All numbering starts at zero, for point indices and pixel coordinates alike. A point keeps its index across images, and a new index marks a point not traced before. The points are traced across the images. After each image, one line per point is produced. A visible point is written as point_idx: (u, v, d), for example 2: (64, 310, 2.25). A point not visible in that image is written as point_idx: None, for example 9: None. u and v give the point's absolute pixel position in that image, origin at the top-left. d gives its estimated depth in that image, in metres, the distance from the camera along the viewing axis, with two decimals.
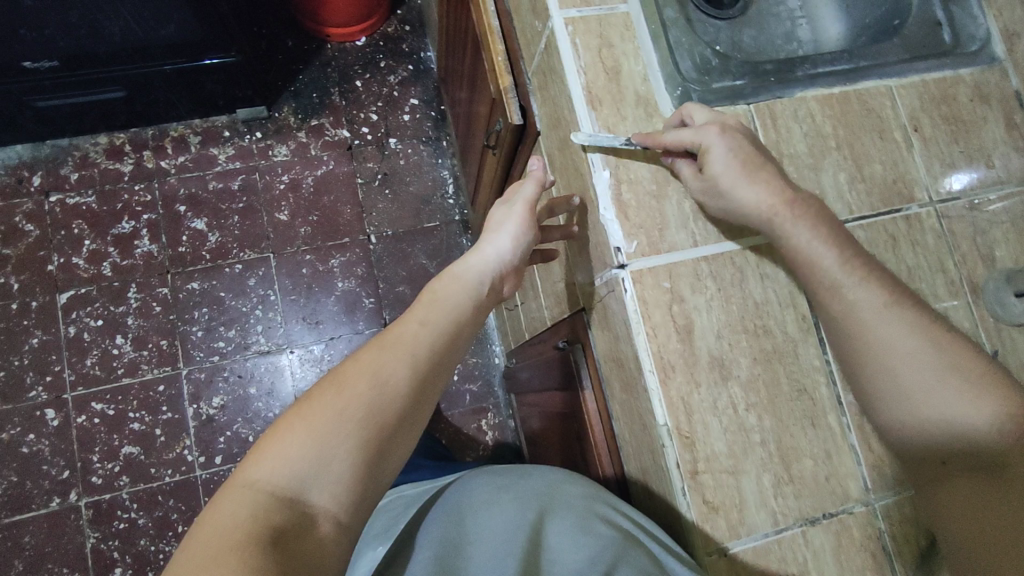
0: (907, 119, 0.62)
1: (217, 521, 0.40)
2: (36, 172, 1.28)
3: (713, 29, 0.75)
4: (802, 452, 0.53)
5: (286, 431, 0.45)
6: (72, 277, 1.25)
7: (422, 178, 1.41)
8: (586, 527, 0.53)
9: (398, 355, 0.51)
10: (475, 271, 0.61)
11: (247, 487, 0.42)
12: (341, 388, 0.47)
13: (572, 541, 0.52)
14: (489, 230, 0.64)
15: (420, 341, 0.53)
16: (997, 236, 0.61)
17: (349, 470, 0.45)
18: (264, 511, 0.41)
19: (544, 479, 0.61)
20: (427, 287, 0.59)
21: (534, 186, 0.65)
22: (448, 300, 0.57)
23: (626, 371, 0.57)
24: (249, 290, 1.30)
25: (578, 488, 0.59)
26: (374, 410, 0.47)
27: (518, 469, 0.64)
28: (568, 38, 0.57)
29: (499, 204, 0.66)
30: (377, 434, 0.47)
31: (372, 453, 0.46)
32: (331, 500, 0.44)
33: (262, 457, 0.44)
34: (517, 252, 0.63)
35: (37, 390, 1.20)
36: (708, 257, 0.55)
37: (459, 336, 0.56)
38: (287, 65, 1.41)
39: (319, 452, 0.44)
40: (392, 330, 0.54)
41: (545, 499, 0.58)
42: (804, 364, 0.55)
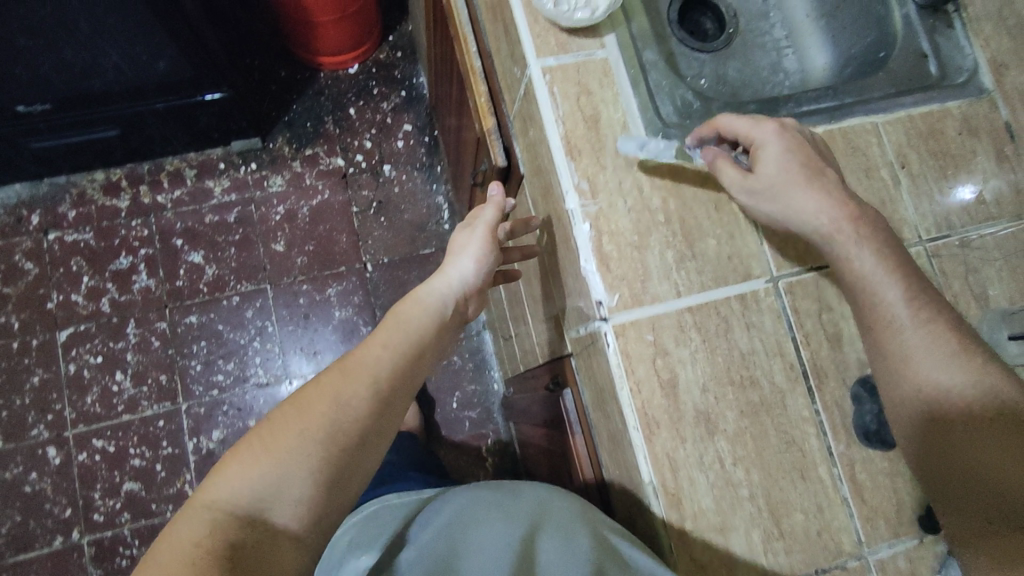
0: (895, 156, 0.61)
1: (174, 544, 0.41)
2: (34, 210, 1.29)
3: (697, 62, 0.75)
4: (792, 506, 0.52)
5: (245, 456, 0.46)
6: (71, 314, 1.26)
7: (417, 205, 1.41)
8: (577, 545, 0.51)
9: (359, 378, 0.51)
10: (438, 292, 0.62)
11: (204, 509, 0.44)
12: (299, 413, 0.48)
13: (564, 561, 0.50)
14: (452, 252, 0.65)
15: (385, 358, 0.53)
16: (990, 274, 0.60)
17: (307, 492, 0.46)
18: (219, 531, 0.43)
19: (536, 493, 0.59)
20: (394, 305, 0.60)
21: (494, 210, 0.67)
22: (412, 322, 0.58)
23: (613, 423, 0.57)
24: (246, 322, 1.30)
25: (570, 503, 0.57)
26: (332, 435, 0.47)
27: (507, 484, 0.61)
28: (546, 87, 0.57)
29: (462, 228, 0.67)
30: (339, 454, 0.47)
31: (331, 477, 0.47)
32: (290, 521, 0.45)
33: (222, 478, 0.45)
34: (480, 274, 0.64)
35: (39, 428, 1.21)
36: (691, 307, 0.54)
37: (426, 356, 0.57)
38: (281, 95, 1.42)
39: (277, 477, 0.45)
40: (355, 353, 0.54)
41: (534, 516, 0.55)
42: (793, 414, 0.54)
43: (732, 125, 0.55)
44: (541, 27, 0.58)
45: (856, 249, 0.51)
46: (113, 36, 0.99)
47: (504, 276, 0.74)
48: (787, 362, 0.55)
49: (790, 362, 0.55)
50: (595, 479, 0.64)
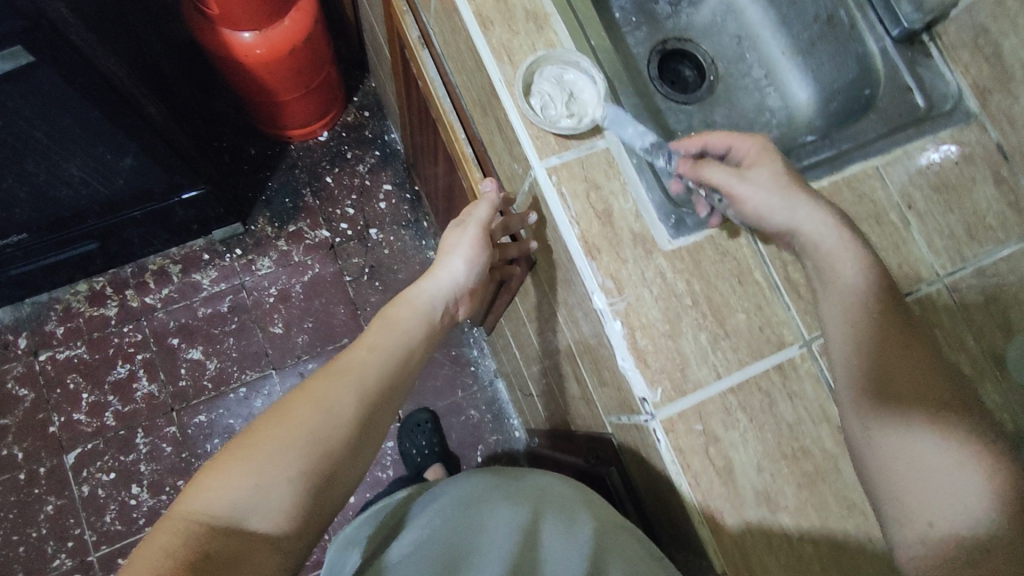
0: (900, 198, 0.62)
1: (152, 551, 0.43)
2: (21, 333, 1.25)
3: (685, 115, 0.77)
4: (862, 570, 0.53)
5: (230, 462, 0.48)
6: (76, 433, 1.22)
7: (410, 263, 1.40)
8: (577, 528, 0.58)
9: (345, 382, 0.55)
10: (427, 294, 0.67)
11: (187, 517, 0.45)
12: (287, 418, 0.51)
13: (562, 541, 0.57)
14: (443, 251, 0.69)
15: (369, 369, 0.58)
16: (1009, 299, 0.61)
17: (289, 498, 0.49)
18: (204, 535, 0.45)
19: (542, 479, 0.66)
20: (383, 309, 0.66)
21: (488, 208, 0.68)
22: (400, 327, 0.63)
23: (672, 512, 0.57)
24: (257, 411, 1.28)
25: (571, 489, 0.64)
26: (318, 440, 0.51)
27: (512, 474, 0.67)
28: (554, 188, 0.57)
29: (455, 225, 0.70)
30: (322, 463, 0.51)
31: (314, 482, 0.50)
32: (273, 527, 0.48)
33: (207, 485, 0.47)
34: (469, 274, 0.69)
35: (60, 557, 1.17)
36: (733, 388, 0.55)
37: (409, 362, 0.62)
38: (254, 175, 1.39)
39: (261, 483, 0.48)
40: (343, 357, 0.59)
41: (536, 500, 0.61)
42: (849, 478, 0.54)
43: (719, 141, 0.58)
44: (539, 127, 0.58)
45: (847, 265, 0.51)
46: (80, 154, 0.97)
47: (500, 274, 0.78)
48: (835, 426, 0.55)
49: (837, 426, 0.55)
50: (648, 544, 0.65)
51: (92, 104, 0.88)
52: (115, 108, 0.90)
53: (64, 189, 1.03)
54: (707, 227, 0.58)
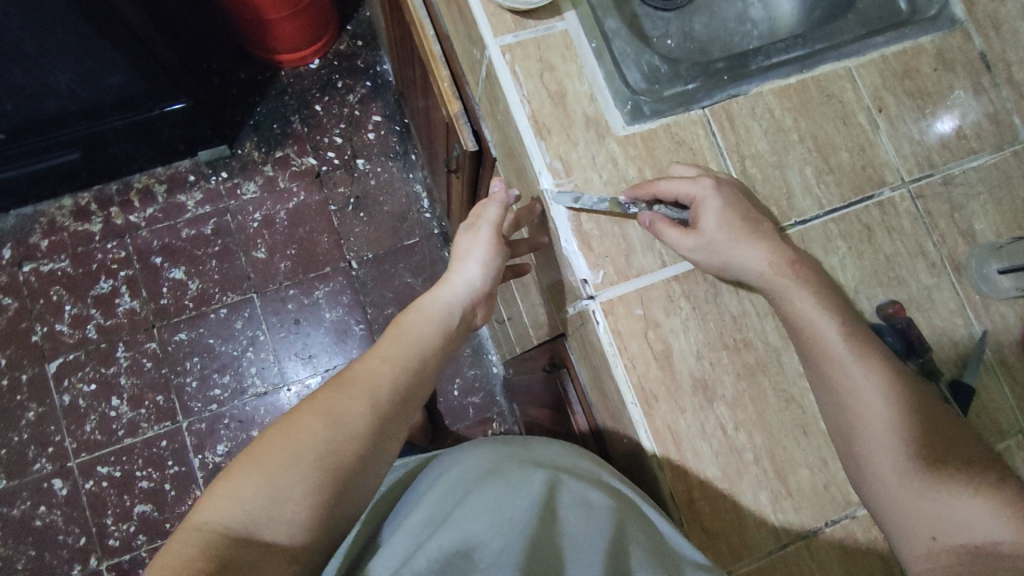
0: (870, 100, 0.60)
1: (164, 560, 0.40)
2: (6, 244, 1.26)
3: (662, 21, 0.73)
4: (797, 463, 0.52)
5: (240, 473, 0.46)
6: (58, 344, 1.24)
7: (396, 195, 1.39)
8: (594, 502, 0.50)
9: (356, 392, 0.52)
10: (443, 301, 0.62)
11: (195, 529, 0.43)
12: (298, 427, 0.49)
13: (582, 517, 0.49)
14: (457, 258, 0.65)
15: (381, 375, 0.54)
16: (976, 209, 0.59)
17: (303, 508, 0.46)
18: (212, 546, 0.42)
19: (552, 450, 0.58)
20: (396, 319, 0.61)
21: (496, 208, 0.64)
22: (413, 334, 0.59)
23: (611, 401, 0.56)
24: (237, 333, 1.29)
25: (584, 459, 0.57)
26: (330, 450, 0.48)
27: (518, 443, 0.60)
28: (507, 66, 0.55)
29: (466, 227, 0.66)
30: (335, 473, 0.48)
31: (329, 493, 0.47)
32: (287, 538, 0.45)
33: (212, 500, 0.45)
34: (487, 278, 0.64)
35: (41, 462, 1.20)
36: (679, 276, 0.54)
37: (425, 369, 0.58)
38: (243, 99, 1.38)
39: (273, 494, 0.45)
40: (354, 366, 0.55)
41: (548, 468, 0.54)
42: (790, 372, 0.54)
43: (670, 189, 0.52)
44: (496, 4, 0.56)
45: (811, 306, 0.50)
46: (66, 68, 0.97)
47: (514, 272, 0.73)
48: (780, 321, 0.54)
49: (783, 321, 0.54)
50: (596, 443, 0.65)
51: (81, 16, 0.88)
52: (104, 20, 0.90)
53: (47, 102, 1.03)
54: (664, 116, 0.57)
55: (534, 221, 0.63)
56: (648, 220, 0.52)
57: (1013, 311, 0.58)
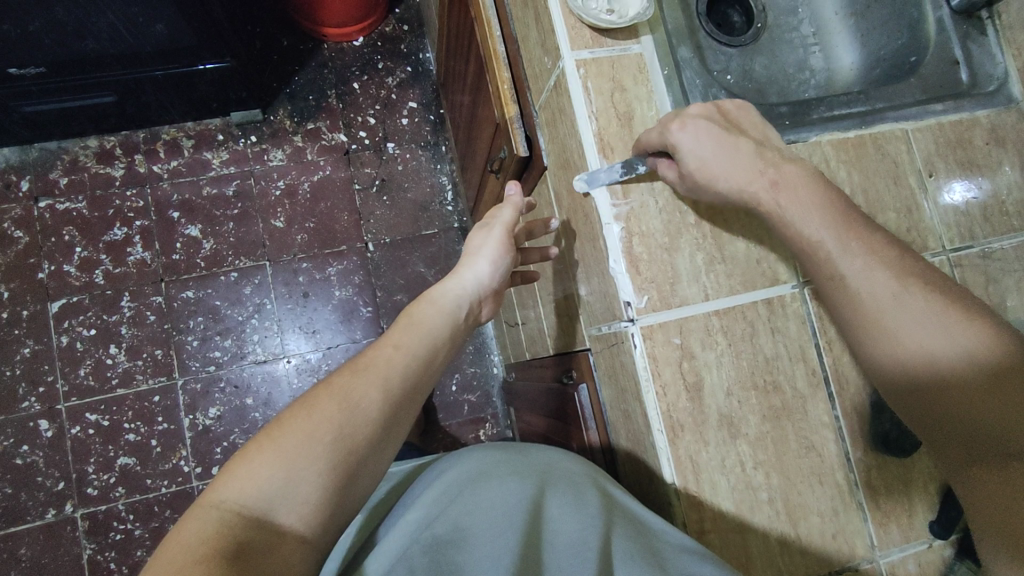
0: (922, 164, 0.61)
1: (182, 540, 0.41)
2: (24, 176, 1.25)
3: (725, 57, 0.73)
4: (810, 509, 0.53)
5: (255, 453, 0.46)
6: (63, 284, 1.23)
7: (421, 184, 1.39)
8: (586, 500, 0.51)
9: (370, 379, 0.52)
10: (452, 294, 0.63)
11: (212, 508, 0.43)
12: (312, 410, 0.49)
13: (574, 516, 0.49)
14: (468, 253, 0.66)
15: (394, 365, 0.55)
16: (1010, 285, 0.61)
17: (316, 491, 0.46)
18: (226, 527, 0.42)
19: (545, 452, 0.58)
20: (406, 310, 0.61)
21: (511, 211, 0.67)
22: (424, 325, 0.59)
23: (634, 423, 0.57)
24: (244, 298, 1.28)
25: (576, 461, 0.57)
26: (344, 434, 0.48)
27: (516, 444, 0.60)
28: (580, 81, 0.56)
29: (479, 226, 0.68)
30: (347, 457, 0.48)
31: (340, 476, 0.48)
32: (298, 520, 0.45)
33: (229, 478, 0.45)
34: (494, 276, 0.66)
35: (30, 400, 1.19)
36: (719, 311, 0.54)
37: (434, 362, 0.58)
38: (282, 67, 1.37)
39: (288, 474, 0.45)
40: (367, 354, 0.55)
41: (544, 472, 0.54)
42: (813, 420, 0.55)
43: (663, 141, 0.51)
44: (577, 17, 0.56)
45: (850, 259, 0.48)
46: (110, 14, 0.96)
47: (521, 278, 0.75)
48: (810, 368, 0.55)
49: (812, 368, 0.55)
50: (606, 462, 0.66)
51: None
52: None
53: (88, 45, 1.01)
54: None
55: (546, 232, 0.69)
56: (653, 163, 0.53)
57: None
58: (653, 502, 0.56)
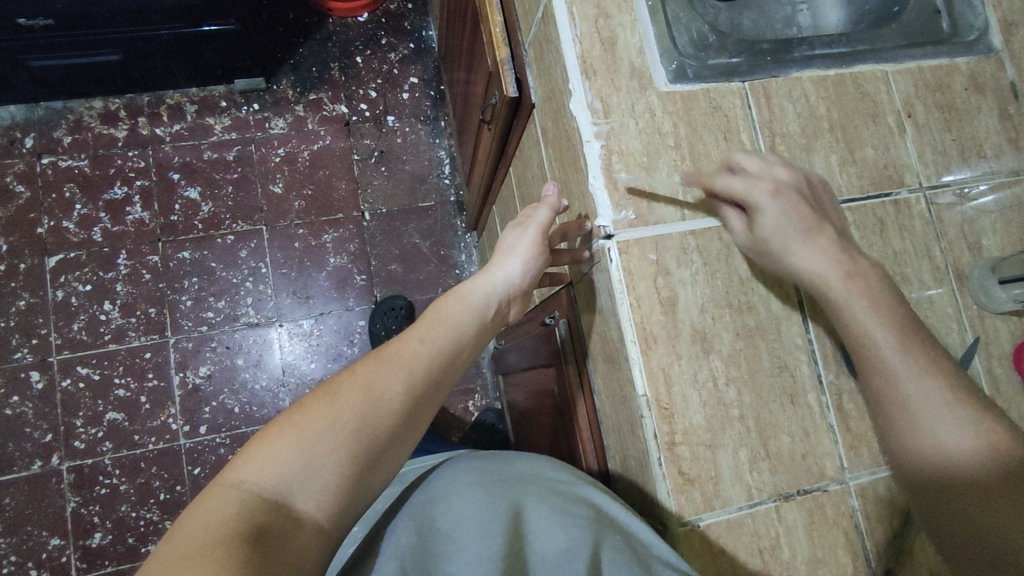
0: (901, 105, 0.62)
1: (201, 517, 0.41)
2: (29, 133, 1.27)
3: (713, 10, 0.75)
4: (780, 428, 0.54)
5: (275, 437, 0.46)
6: (62, 240, 1.25)
7: (419, 157, 1.41)
8: (573, 512, 0.51)
9: (394, 369, 0.52)
10: (481, 292, 0.62)
11: (231, 488, 0.43)
12: (335, 398, 0.49)
13: (555, 526, 0.50)
14: (500, 252, 0.64)
15: (418, 358, 0.54)
16: (985, 225, 0.62)
17: (336, 479, 0.46)
18: (246, 509, 0.42)
19: (532, 465, 0.59)
20: (431, 305, 0.60)
21: (547, 211, 0.63)
22: (449, 321, 0.58)
23: (610, 344, 0.58)
24: (240, 261, 1.29)
25: (566, 473, 0.58)
26: (366, 424, 0.48)
27: (502, 455, 0.60)
28: (565, 7, 0.57)
29: (512, 225, 0.65)
30: (366, 447, 0.48)
31: (361, 465, 0.47)
32: (315, 508, 0.45)
33: (250, 459, 0.45)
34: (525, 276, 0.64)
35: (22, 351, 1.20)
36: (695, 231, 0.55)
37: (457, 358, 0.57)
38: (288, 38, 1.40)
39: (309, 460, 0.45)
40: (390, 345, 0.55)
41: (530, 485, 0.55)
42: (786, 341, 0.55)
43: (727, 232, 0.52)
44: None
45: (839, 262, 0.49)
46: None
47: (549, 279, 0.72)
48: (785, 291, 0.56)
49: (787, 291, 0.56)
50: (584, 389, 0.68)
51: None
52: None
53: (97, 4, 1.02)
54: (705, 81, 0.58)
55: (580, 236, 0.62)
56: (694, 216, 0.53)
57: (1005, 324, 0.60)
58: (627, 423, 0.57)
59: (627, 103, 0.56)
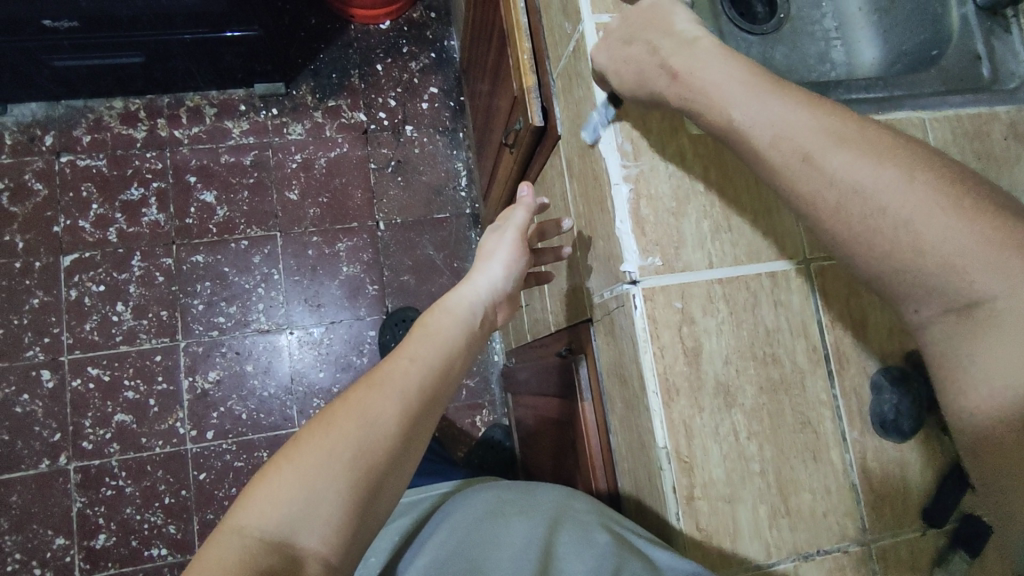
0: (939, 153, 0.61)
1: (205, 570, 0.40)
2: (49, 131, 1.27)
3: (745, 43, 0.73)
4: (802, 486, 0.53)
5: (273, 474, 0.45)
6: (77, 239, 1.25)
7: (435, 168, 1.40)
8: (595, 540, 0.49)
9: (387, 392, 0.51)
10: (467, 300, 0.62)
11: (233, 534, 0.43)
12: (329, 428, 0.47)
13: (578, 556, 0.48)
14: (482, 258, 0.66)
15: (411, 378, 0.53)
16: None
17: (339, 510, 0.45)
18: (250, 555, 0.42)
19: (553, 495, 0.58)
20: (418, 321, 0.59)
21: (523, 213, 0.67)
22: (439, 336, 0.57)
23: (629, 388, 0.57)
24: (253, 267, 1.29)
25: (585, 503, 0.56)
26: (363, 451, 0.47)
27: (525, 488, 0.60)
28: (599, 44, 0.56)
29: (491, 232, 0.68)
30: (367, 474, 0.47)
31: (364, 493, 0.46)
32: (321, 542, 0.44)
33: (250, 502, 0.44)
34: (508, 279, 0.66)
35: (34, 349, 1.20)
36: (722, 279, 0.54)
37: (451, 372, 0.56)
38: (309, 44, 1.39)
39: (309, 495, 0.44)
40: (382, 368, 0.53)
41: (551, 515, 0.54)
42: (811, 396, 0.54)
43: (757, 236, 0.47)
44: None
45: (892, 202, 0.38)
46: None
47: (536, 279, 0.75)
48: (811, 344, 0.55)
49: (814, 344, 0.55)
50: (599, 429, 0.67)
51: None
52: None
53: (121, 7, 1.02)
54: None
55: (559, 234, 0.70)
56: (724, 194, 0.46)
57: None
58: (644, 470, 0.56)
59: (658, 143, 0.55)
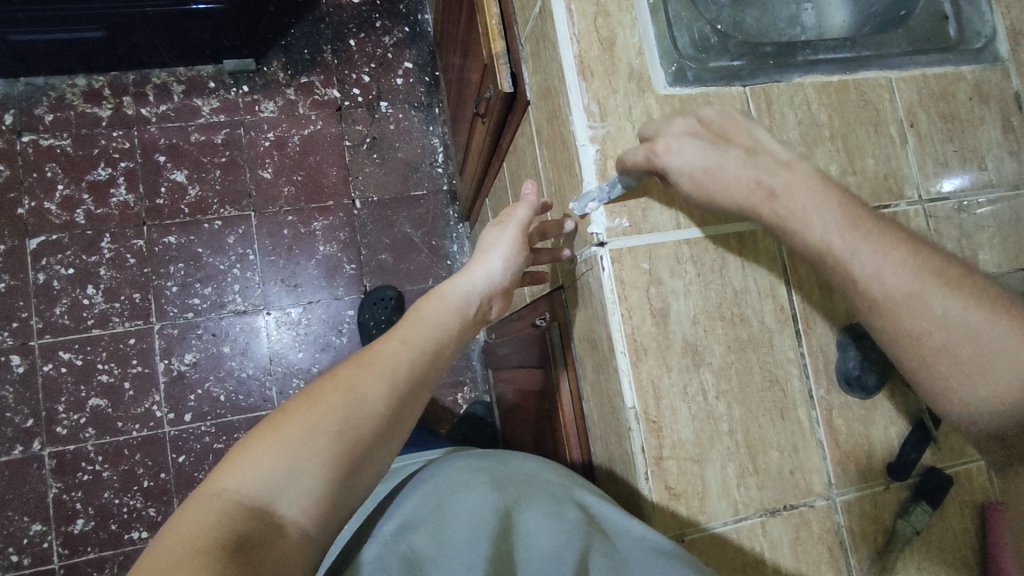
0: (904, 114, 0.61)
1: (181, 528, 0.40)
2: (9, 110, 1.23)
3: (716, 6, 0.72)
4: (769, 444, 0.53)
5: (257, 444, 0.45)
6: (43, 221, 1.22)
7: (412, 144, 1.38)
8: (566, 515, 0.49)
9: (377, 371, 0.50)
10: (462, 291, 0.60)
11: (213, 496, 0.42)
12: (316, 403, 0.47)
13: (547, 527, 0.48)
14: (481, 250, 0.62)
15: (400, 359, 0.52)
16: (982, 239, 0.61)
17: (320, 483, 0.44)
18: (228, 517, 0.41)
19: (525, 463, 0.57)
20: (413, 306, 0.58)
21: (527, 211, 0.62)
22: (430, 319, 0.56)
23: (599, 352, 0.57)
24: (227, 247, 1.27)
25: (557, 474, 0.56)
26: (349, 428, 0.47)
27: (495, 453, 0.59)
28: (563, 4, 0.55)
29: (492, 224, 0.64)
30: (351, 450, 0.46)
31: (346, 468, 0.46)
32: (300, 513, 0.43)
33: (231, 468, 0.44)
34: (507, 276, 0.62)
35: (3, 335, 1.18)
36: (689, 240, 0.54)
37: (440, 356, 0.55)
38: (279, 18, 1.36)
39: (291, 465, 0.44)
40: (372, 348, 0.53)
41: (523, 484, 0.53)
42: (778, 355, 0.55)
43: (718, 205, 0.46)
44: None
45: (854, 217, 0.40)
46: None
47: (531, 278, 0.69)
48: (778, 305, 0.55)
49: (781, 305, 0.55)
50: (572, 395, 0.67)
51: None
52: None
53: None
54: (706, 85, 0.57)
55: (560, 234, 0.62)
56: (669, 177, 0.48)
57: None
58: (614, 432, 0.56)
59: (624, 105, 0.55)
